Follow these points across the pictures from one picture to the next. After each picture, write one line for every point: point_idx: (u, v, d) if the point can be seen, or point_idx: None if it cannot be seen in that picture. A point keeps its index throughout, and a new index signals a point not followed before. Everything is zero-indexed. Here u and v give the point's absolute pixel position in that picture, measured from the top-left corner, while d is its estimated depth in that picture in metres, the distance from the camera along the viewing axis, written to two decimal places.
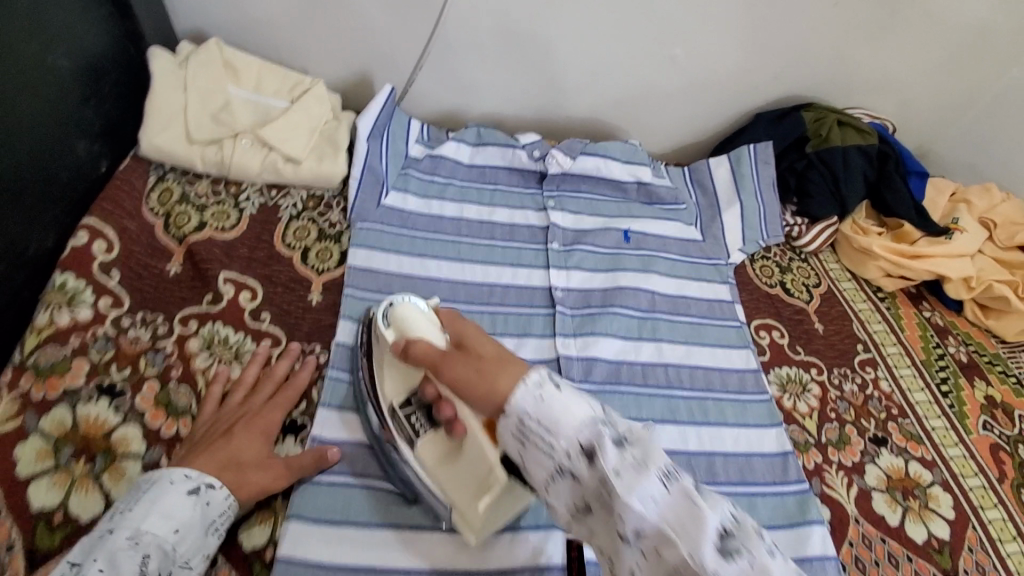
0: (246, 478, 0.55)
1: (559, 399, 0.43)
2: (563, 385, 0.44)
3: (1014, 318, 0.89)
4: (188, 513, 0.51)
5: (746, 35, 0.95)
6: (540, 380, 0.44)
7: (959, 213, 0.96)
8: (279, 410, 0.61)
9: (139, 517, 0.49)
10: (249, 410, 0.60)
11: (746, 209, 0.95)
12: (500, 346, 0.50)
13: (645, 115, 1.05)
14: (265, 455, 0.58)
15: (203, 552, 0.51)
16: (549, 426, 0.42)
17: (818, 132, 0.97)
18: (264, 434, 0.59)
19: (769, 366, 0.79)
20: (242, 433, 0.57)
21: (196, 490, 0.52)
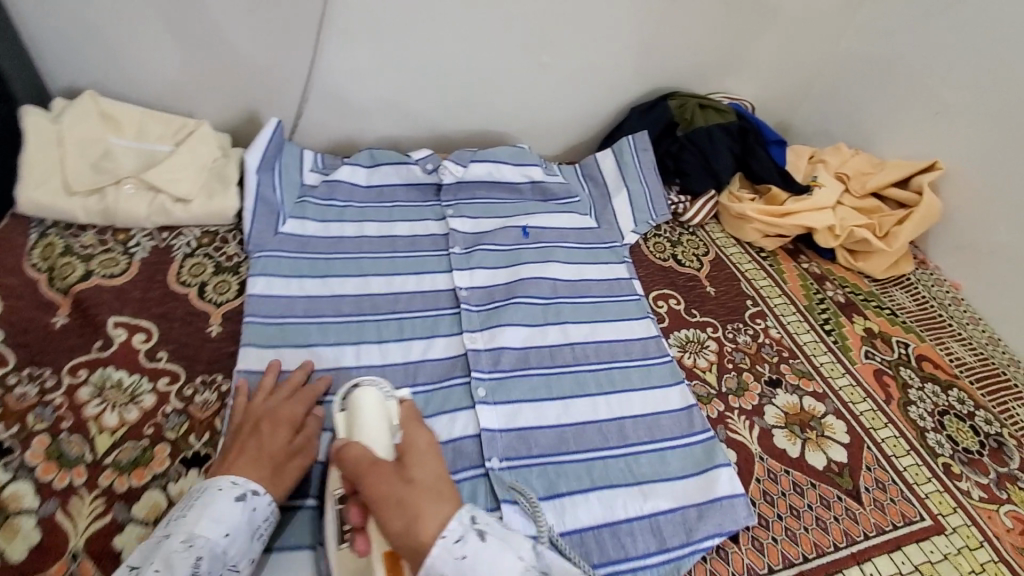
0: (285, 473, 0.57)
1: (480, 563, 0.46)
2: (488, 534, 0.48)
3: (879, 257, 0.98)
4: (237, 519, 0.52)
5: (608, 37, 1.04)
6: (461, 539, 0.47)
7: (817, 171, 1.07)
8: (300, 406, 0.62)
9: (193, 521, 0.51)
10: (268, 409, 0.61)
11: (632, 193, 1.02)
12: (442, 474, 0.52)
13: (531, 122, 1.13)
14: (290, 447, 0.59)
15: (250, 555, 0.53)
16: None
17: (683, 116, 1.07)
18: (290, 427, 0.60)
19: (668, 331, 0.84)
20: (269, 429, 0.59)
21: (242, 496, 0.53)
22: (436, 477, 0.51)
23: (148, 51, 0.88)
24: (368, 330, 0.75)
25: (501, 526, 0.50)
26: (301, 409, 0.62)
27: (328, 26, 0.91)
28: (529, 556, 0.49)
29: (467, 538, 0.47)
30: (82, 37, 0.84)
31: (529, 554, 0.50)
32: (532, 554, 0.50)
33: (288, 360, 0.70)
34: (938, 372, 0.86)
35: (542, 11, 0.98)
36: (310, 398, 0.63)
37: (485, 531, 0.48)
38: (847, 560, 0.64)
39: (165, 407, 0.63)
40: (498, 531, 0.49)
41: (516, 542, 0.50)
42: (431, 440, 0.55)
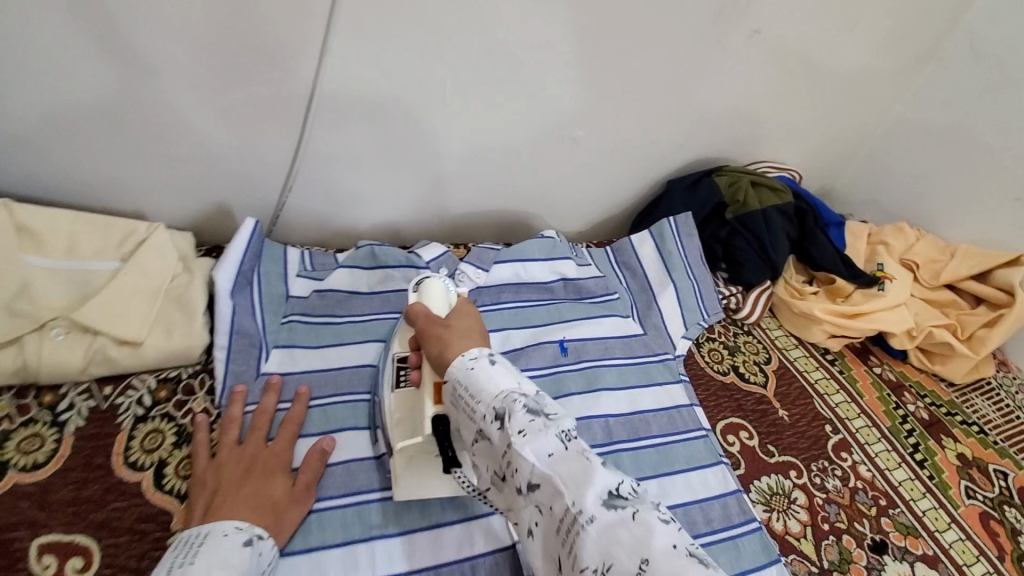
0: (285, 521, 0.54)
1: (485, 370, 0.48)
2: (498, 364, 0.49)
3: (960, 360, 0.87)
4: (246, 563, 0.48)
5: (644, 108, 0.89)
6: (477, 356, 0.50)
7: (881, 257, 0.94)
8: (285, 444, 0.60)
9: (202, 567, 0.45)
10: (252, 454, 0.58)
11: (680, 289, 0.88)
12: (478, 326, 0.57)
13: (552, 202, 0.98)
14: (286, 488, 0.56)
15: None
16: (473, 389, 0.47)
17: (735, 197, 0.94)
18: (280, 468, 0.57)
19: (747, 482, 0.70)
20: (261, 475, 0.56)
21: (249, 542, 0.49)
22: (474, 325, 0.57)
23: (83, 140, 0.68)
24: (385, 514, 0.59)
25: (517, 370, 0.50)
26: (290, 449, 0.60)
27: (319, 104, 0.73)
28: (527, 385, 0.48)
29: (480, 361, 0.50)
30: None
31: (530, 387, 0.48)
32: (531, 388, 0.48)
33: None
34: None
35: (573, 83, 0.83)
36: (294, 429, 0.61)
37: (497, 361, 0.50)
38: None
39: None
40: (512, 369, 0.50)
41: (522, 375, 0.49)
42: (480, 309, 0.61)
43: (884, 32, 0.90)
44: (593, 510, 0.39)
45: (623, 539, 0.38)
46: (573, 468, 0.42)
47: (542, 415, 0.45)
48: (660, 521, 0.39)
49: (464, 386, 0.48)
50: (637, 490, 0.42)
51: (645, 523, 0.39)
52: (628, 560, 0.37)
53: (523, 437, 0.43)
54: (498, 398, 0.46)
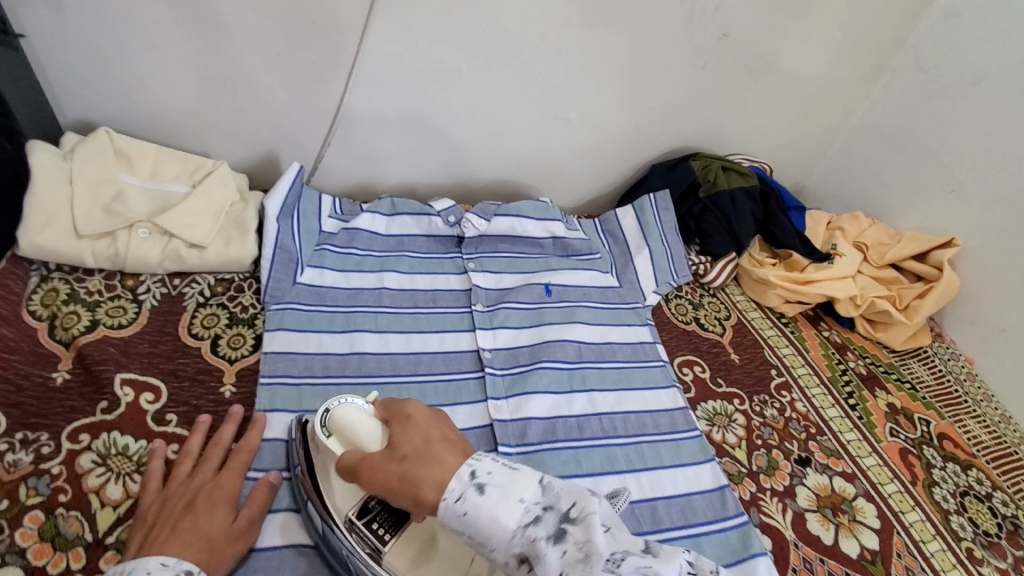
0: (223, 556, 0.53)
1: (485, 510, 0.44)
2: (487, 489, 0.45)
3: (899, 328, 0.99)
4: None
5: (631, 97, 1.04)
6: (462, 492, 0.45)
7: (836, 239, 1.07)
8: (236, 475, 0.59)
9: None
10: (201, 482, 0.57)
11: (654, 252, 1.01)
12: (426, 435, 0.51)
13: (550, 175, 1.12)
14: (230, 522, 0.55)
15: None
16: (485, 536, 0.45)
17: (707, 179, 1.08)
18: (227, 500, 0.56)
19: (695, 403, 0.82)
20: (204, 506, 0.54)
21: None
22: (429, 431, 0.51)
23: (169, 88, 0.85)
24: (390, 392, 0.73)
25: (508, 469, 0.47)
26: (240, 480, 0.58)
27: (358, 75, 0.90)
28: (535, 493, 0.46)
29: (467, 495, 0.45)
30: (101, 69, 0.81)
31: (535, 490, 0.46)
32: (539, 489, 0.46)
33: None
34: (957, 451, 0.87)
35: (571, 69, 0.98)
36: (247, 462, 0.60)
37: (486, 483, 0.46)
38: None
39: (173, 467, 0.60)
40: (504, 477, 0.46)
41: (522, 480, 0.46)
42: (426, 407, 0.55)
43: (840, 44, 1.05)
44: None
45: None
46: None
47: (574, 534, 0.44)
48: None
49: (470, 532, 0.45)
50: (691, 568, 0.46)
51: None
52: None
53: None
54: (521, 540, 0.44)
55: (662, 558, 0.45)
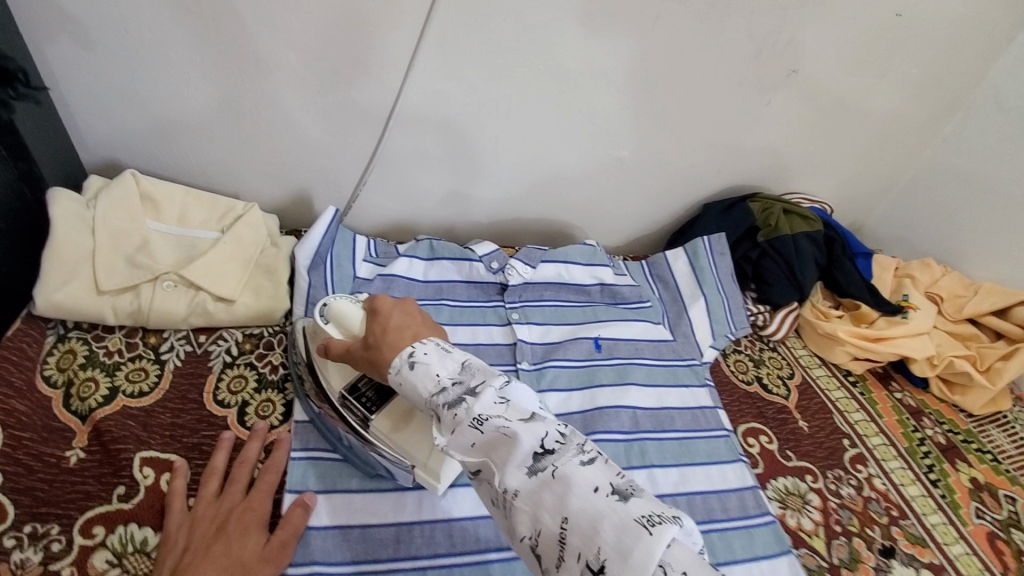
0: None
1: (410, 378, 0.51)
2: (417, 362, 0.52)
3: (979, 393, 0.90)
4: None
5: (687, 134, 0.97)
6: (398, 367, 0.53)
7: (906, 289, 0.99)
8: (266, 496, 0.57)
9: None
10: (232, 504, 0.55)
11: (710, 302, 0.94)
12: (390, 325, 0.57)
13: (595, 214, 1.06)
14: (262, 544, 0.53)
15: None
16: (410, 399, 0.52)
17: (767, 222, 1.00)
18: (258, 522, 0.55)
19: (765, 481, 0.74)
20: (236, 529, 0.53)
21: None
22: (388, 317, 0.58)
23: (200, 126, 0.80)
24: None
25: (440, 350, 0.53)
26: (269, 501, 0.57)
27: (399, 111, 0.84)
28: (451, 370, 0.51)
29: (401, 369, 0.52)
30: (129, 107, 0.76)
31: (454, 368, 0.51)
32: (455, 368, 0.51)
33: (337, 510, 0.59)
34: None
35: (624, 106, 0.91)
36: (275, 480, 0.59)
37: (417, 360, 0.52)
38: None
39: None
40: (434, 356, 0.52)
41: (444, 360, 0.52)
42: (393, 301, 0.60)
43: (914, 80, 0.97)
44: (515, 483, 0.43)
45: (547, 501, 0.42)
46: (494, 445, 0.45)
47: (461, 400, 0.48)
48: (579, 469, 0.43)
49: (403, 397, 0.53)
50: (563, 438, 0.45)
51: (566, 478, 0.42)
52: (552, 521, 0.41)
53: (451, 429, 0.47)
54: (427, 403, 0.50)
55: (532, 427, 0.46)
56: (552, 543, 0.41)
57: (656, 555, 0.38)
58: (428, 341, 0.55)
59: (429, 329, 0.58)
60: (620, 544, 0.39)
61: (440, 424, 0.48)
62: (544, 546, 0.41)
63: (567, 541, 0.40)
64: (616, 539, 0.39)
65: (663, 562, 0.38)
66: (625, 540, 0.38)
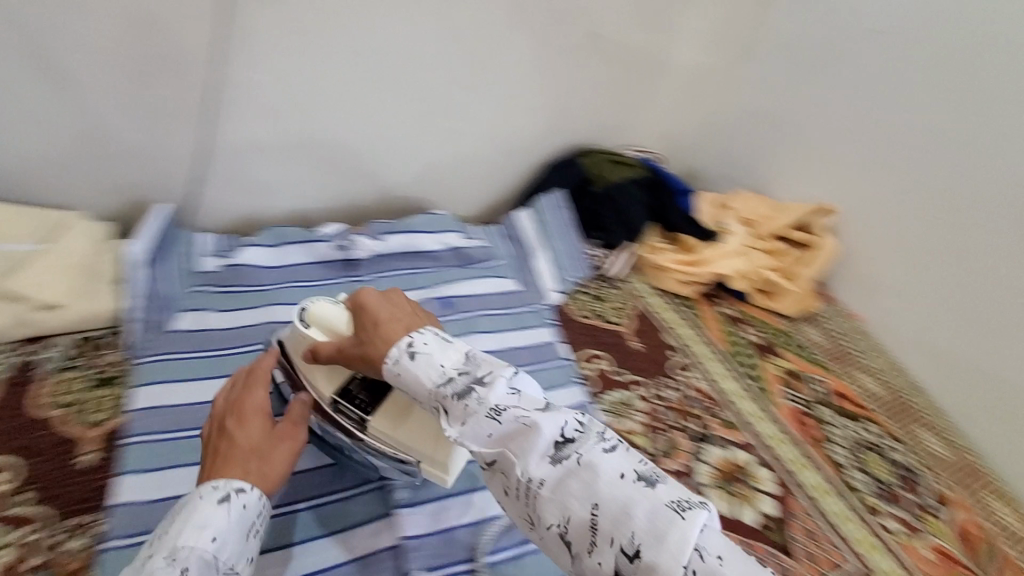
0: (271, 459, 0.56)
1: (412, 370, 0.54)
2: (416, 354, 0.54)
3: (788, 296, 1.03)
4: (223, 520, 0.50)
5: (513, 100, 1.05)
6: (396, 358, 0.55)
7: (723, 217, 1.12)
8: (260, 389, 0.60)
9: (173, 536, 0.48)
10: (230, 403, 0.59)
11: (552, 251, 1.03)
12: (386, 310, 0.58)
13: (446, 186, 1.10)
14: (270, 430, 0.58)
15: (247, 556, 0.51)
16: (413, 391, 0.54)
17: (596, 174, 1.11)
18: (262, 413, 0.59)
19: (598, 395, 0.83)
20: (244, 423, 0.57)
21: (225, 497, 0.51)
22: (375, 310, 0.58)
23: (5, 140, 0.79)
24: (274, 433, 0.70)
25: (439, 338, 0.55)
26: (263, 391, 0.60)
27: (220, 105, 0.86)
28: (455, 361, 0.54)
29: (400, 360, 0.55)
30: None
31: (457, 358, 0.54)
32: (460, 358, 0.54)
33: (173, 483, 0.63)
34: (852, 407, 0.90)
35: (445, 78, 0.97)
36: (264, 376, 0.61)
37: (417, 350, 0.54)
38: None
39: (23, 519, 0.58)
40: (435, 346, 0.55)
41: (447, 351, 0.54)
42: (379, 290, 0.60)
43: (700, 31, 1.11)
44: (539, 474, 0.47)
45: (577, 489, 0.46)
46: (514, 436, 0.49)
47: (473, 391, 0.51)
48: (602, 455, 0.47)
49: (404, 387, 0.55)
50: (582, 426, 0.49)
51: (592, 466, 0.46)
52: (582, 508, 0.45)
53: (465, 418, 0.50)
54: (435, 396, 0.52)
55: (551, 417, 0.49)
56: (585, 529, 0.45)
57: (688, 539, 0.42)
58: (427, 330, 0.57)
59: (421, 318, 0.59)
60: (654, 528, 0.43)
61: (452, 414, 0.51)
62: (576, 533, 0.45)
63: (599, 527, 0.44)
64: (649, 525, 0.43)
65: (697, 546, 0.42)
66: (659, 526, 0.43)
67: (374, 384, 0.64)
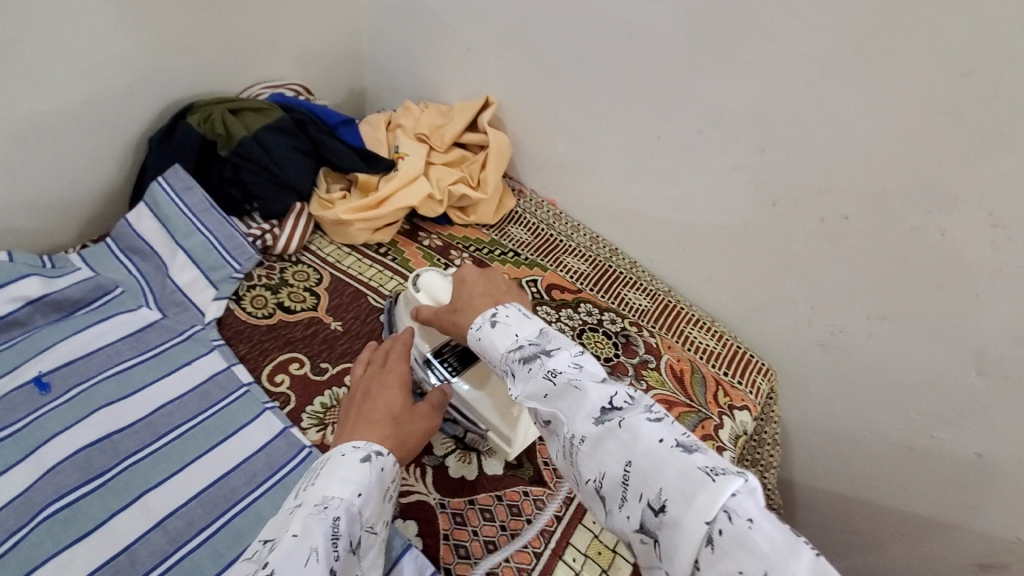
0: (405, 428, 0.55)
1: (488, 339, 0.57)
2: (498, 326, 0.57)
3: (485, 204, 0.97)
4: (364, 479, 0.48)
5: (36, 67, 0.72)
6: (485, 321, 0.58)
7: (397, 140, 0.99)
8: (400, 363, 0.62)
9: (319, 486, 0.47)
10: (371, 377, 0.60)
11: (194, 250, 0.79)
12: (484, 284, 0.63)
13: (9, 214, 0.77)
14: (409, 401, 0.58)
15: (382, 516, 0.50)
16: (488, 356, 0.57)
17: (217, 132, 0.86)
18: (400, 383, 0.59)
19: (299, 413, 0.68)
20: (382, 387, 0.58)
21: (366, 457, 0.50)
22: (477, 275, 0.65)
23: None
24: None
25: (519, 317, 0.58)
26: (405, 364, 0.61)
27: None
28: (529, 333, 0.56)
29: (485, 330, 0.58)
30: None
31: (532, 332, 0.56)
32: (534, 334, 0.56)
33: None
34: (565, 295, 0.90)
35: None
36: (403, 354, 0.63)
37: (500, 323, 0.58)
38: (554, 561, 0.59)
39: None
40: (514, 321, 0.58)
41: (523, 326, 0.57)
42: (478, 271, 0.66)
43: None
44: (582, 431, 0.47)
45: (614, 449, 0.45)
46: (565, 397, 0.49)
47: (537, 358, 0.53)
48: (650, 423, 0.45)
49: (484, 355, 0.58)
50: (631, 399, 0.48)
51: (632, 428, 0.45)
52: (616, 465, 0.44)
53: (524, 377, 0.52)
54: (505, 360, 0.55)
55: (601, 386, 0.49)
56: (617, 484, 0.44)
57: (717, 500, 0.39)
58: (510, 307, 0.60)
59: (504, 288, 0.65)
60: (682, 487, 0.41)
61: (518, 377, 0.53)
62: (609, 488, 0.44)
63: (630, 481, 0.43)
64: (678, 482, 0.41)
65: (725, 507, 0.39)
66: (688, 484, 0.41)
67: (465, 350, 0.67)
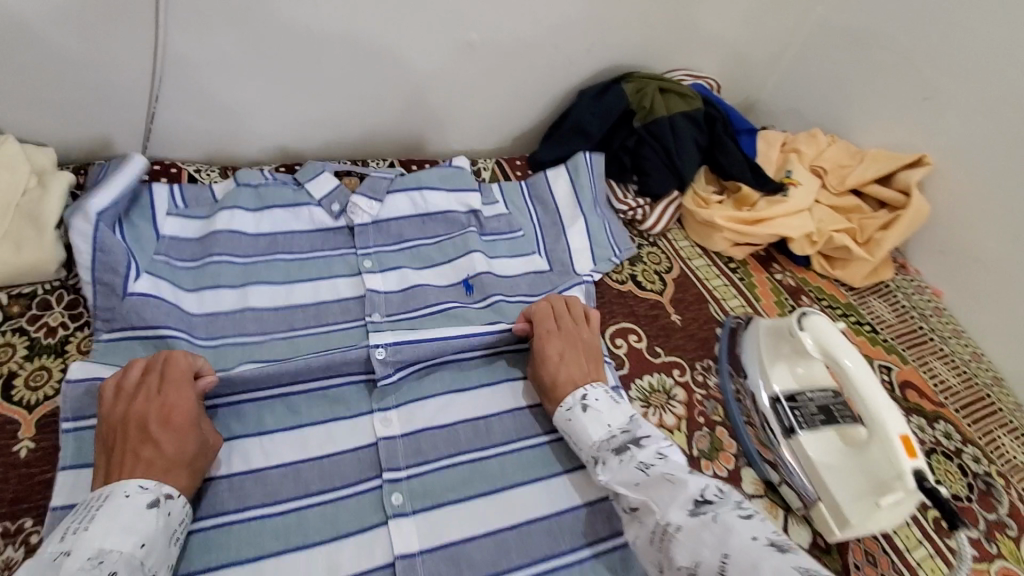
0: (198, 465, 0.52)
1: (582, 419, 0.59)
2: (590, 407, 0.60)
3: (857, 265, 0.88)
4: (151, 527, 0.47)
5: (540, 7, 0.83)
6: (573, 404, 0.60)
7: (791, 165, 0.93)
8: (184, 392, 0.54)
9: (97, 535, 0.45)
10: (151, 402, 0.52)
11: (590, 223, 0.83)
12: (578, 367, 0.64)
13: (464, 116, 0.93)
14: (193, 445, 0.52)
15: (168, 562, 0.48)
16: (574, 440, 0.59)
17: (642, 104, 0.92)
18: (185, 417, 0.52)
19: (629, 381, 0.70)
20: (162, 431, 0.51)
21: (155, 503, 0.48)
22: (554, 330, 0.66)
23: None
24: (243, 414, 0.59)
25: (609, 399, 0.61)
26: (190, 394, 0.54)
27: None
28: (619, 420, 0.59)
29: (575, 408, 0.60)
30: None
31: (622, 418, 0.60)
32: (624, 418, 0.59)
33: None
34: (922, 401, 0.77)
35: None
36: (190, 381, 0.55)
37: (591, 404, 0.60)
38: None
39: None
40: (604, 404, 0.60)
41: (615, 409, 0.60)
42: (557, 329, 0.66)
43: None
44: (680, 522, 0.50)
45: (709, 540, 0.48)
46: (660, 488, 0.53)
47: (629, 447, 0.57)
48: (746, 519, 0.49)
49: (568, 433, 0.60)
50: (720, 492, 0.52)
51: (727, 524, 0.48)
52: (712, 556, 0.47)
53: (617, 466, 0.56)
54: (596, 446, 0.58)
55: (695, 477, 0.53)
56: None
57: None
58: (598, 388, 0.62)
59: (582, 355, 0.65)
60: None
61: (608, 464, 0.56)
62: None
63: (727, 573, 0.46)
64: None
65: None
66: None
67: (827, 407, 0.66)
